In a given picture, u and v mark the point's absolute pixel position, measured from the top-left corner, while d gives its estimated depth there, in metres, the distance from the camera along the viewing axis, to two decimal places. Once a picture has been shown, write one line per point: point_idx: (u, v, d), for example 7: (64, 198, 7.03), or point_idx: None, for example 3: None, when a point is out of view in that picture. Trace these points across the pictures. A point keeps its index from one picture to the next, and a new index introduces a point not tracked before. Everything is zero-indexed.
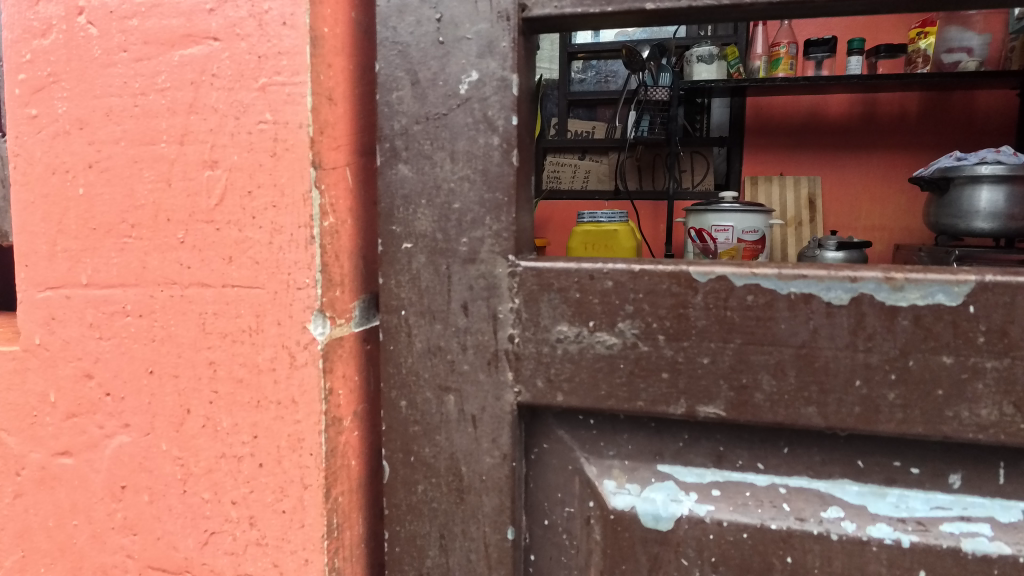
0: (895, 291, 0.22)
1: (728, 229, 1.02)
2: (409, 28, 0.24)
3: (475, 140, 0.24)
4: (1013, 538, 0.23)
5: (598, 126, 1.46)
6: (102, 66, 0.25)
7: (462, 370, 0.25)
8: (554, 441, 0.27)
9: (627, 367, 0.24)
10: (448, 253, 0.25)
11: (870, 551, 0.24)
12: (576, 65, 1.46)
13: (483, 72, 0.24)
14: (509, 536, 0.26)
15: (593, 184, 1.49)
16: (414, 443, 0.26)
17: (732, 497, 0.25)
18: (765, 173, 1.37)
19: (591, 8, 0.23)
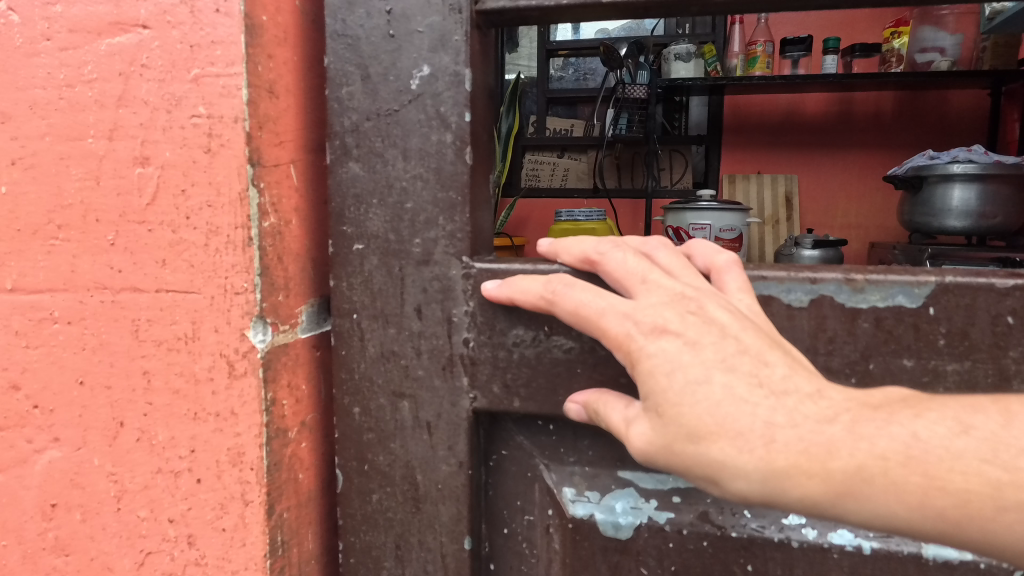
0: (855, 293, 0.23)
1: (706, 228, 1.02)
2: (359, 19, 0.23)
3: (427, 136, 0.23)
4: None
5: (577, 124, 1.46)
6: (25, 56, 0.23)
7: (416, 375, 0.24)
8: (514, 448, 0.26)
9: (586, 371, 0.23)
10: (400, 254, 0.24)
11: (831, 557, 0.24)
12: (555, 63, 1.46)
13: (436, 67, 0.23)
14: (467, 546, 0.25)
15: (572, 182, 1.49)
16: (370, 451, 0.25)
17: (693, 504, 0.25)
18: (742, 172, 1.38)
19: (547, 1, 0.23)
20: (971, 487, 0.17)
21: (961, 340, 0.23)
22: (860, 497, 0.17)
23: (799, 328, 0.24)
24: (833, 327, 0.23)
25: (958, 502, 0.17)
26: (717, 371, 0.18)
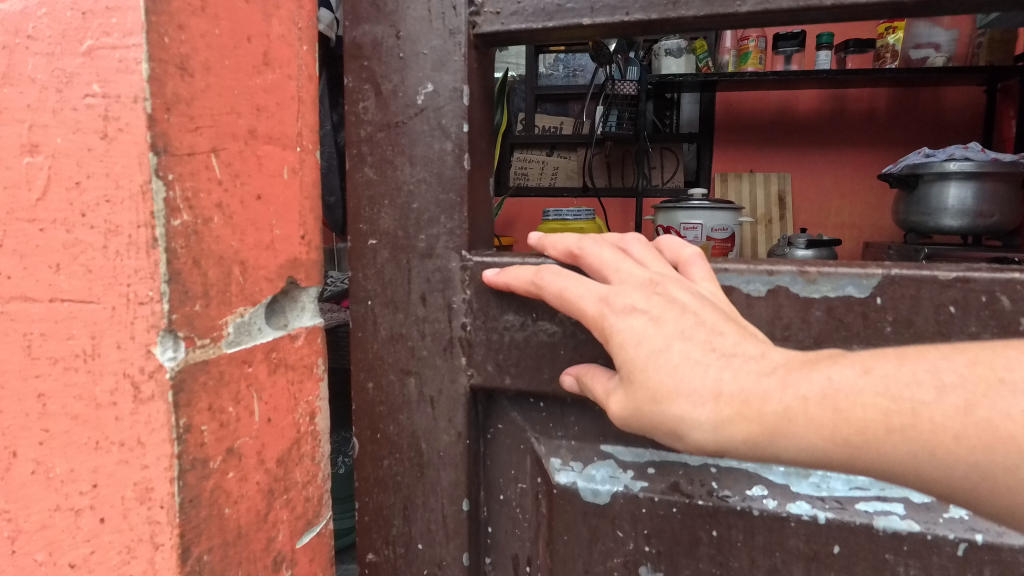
0: (809, 284, 0.26)
1: (698, 227, 1.05)
2: (371, 42, 0.27)
3: (430, 145, 0.26)
4: (923, 517, 0.25)
5: (566, 121, 1.49)
6: None
7: (421, 354, 0.28)
8: (508, 422, 0.30)
9: (568, 353, 0.26)
10: (408, 248, 0.27)
11: (789, 526, 0.26)
12: (546, 59, 1.48)
13: (438, 84, 0.26)
14: (465, 507, 0.28)
15: (561, 181, 1.52)
16: (381, 423, 0.29)
17: (667, 474, 0.28)
18: (734, 170, 1.41)
19: (535, 24, 0.26)
20: (870, 414, 0.19)
21: (905, 327, 0.25)
22: (790, 435, 0.20)
23: (757, 315, 0.27)
24: (788, 314, 0.26)
25: (859, 428, 0.19)
26: (675, 340, 0.21)
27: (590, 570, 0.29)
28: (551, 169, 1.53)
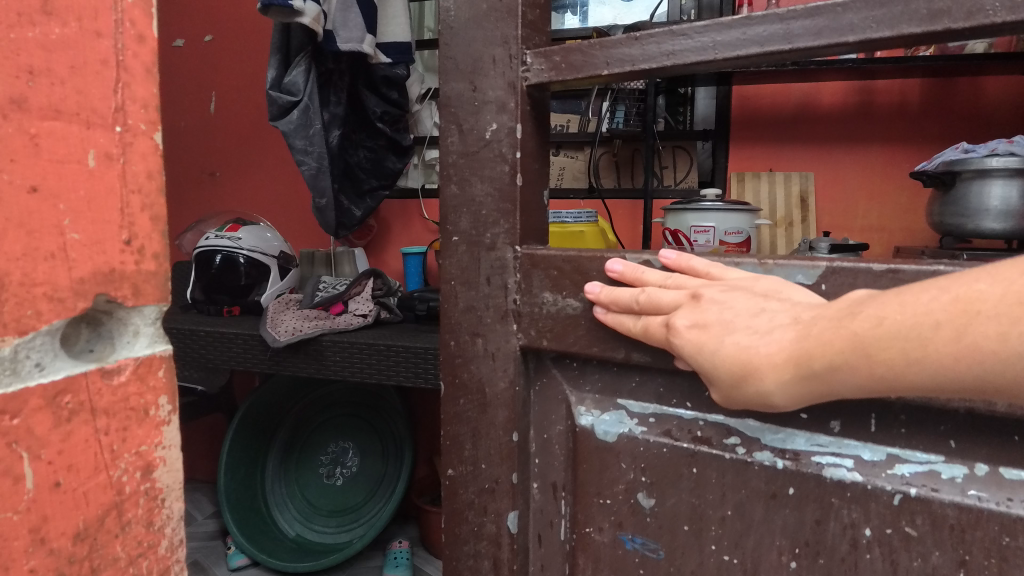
0: (766, 270, 0.39)
1: (711, 229, 1.14)
2: (458, 94, 0.46)
3: (493, 167, 0.45)
4: (867, 471, 0.37)
5: (573, 120, 1.56)
6: None
7: (487, 322, 0.47)
8: (547, 378, 0.48)
9: (585, 320, 0.44)
10: (485, 246, 0.46)
11: (753, 468, 0.40)
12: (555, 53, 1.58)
13: (498, 124, 0.45)
14: (514, 437, 0.47)
15: (568, 181, 1.60)
16: (460, 370, 0.49)
17: (664, 422, 0.43)
18: (750, 169, 1.48)
19: (570, 75, 0.43)
20: (888, 345, 0.30)
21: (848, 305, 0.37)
22: (846, 375, 0.32)
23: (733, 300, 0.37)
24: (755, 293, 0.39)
25: (888, 359, 0.30)
26: (729, 335, 0.35)
27: (601, 493, 0.46)
28: (557, 170, 1.61)
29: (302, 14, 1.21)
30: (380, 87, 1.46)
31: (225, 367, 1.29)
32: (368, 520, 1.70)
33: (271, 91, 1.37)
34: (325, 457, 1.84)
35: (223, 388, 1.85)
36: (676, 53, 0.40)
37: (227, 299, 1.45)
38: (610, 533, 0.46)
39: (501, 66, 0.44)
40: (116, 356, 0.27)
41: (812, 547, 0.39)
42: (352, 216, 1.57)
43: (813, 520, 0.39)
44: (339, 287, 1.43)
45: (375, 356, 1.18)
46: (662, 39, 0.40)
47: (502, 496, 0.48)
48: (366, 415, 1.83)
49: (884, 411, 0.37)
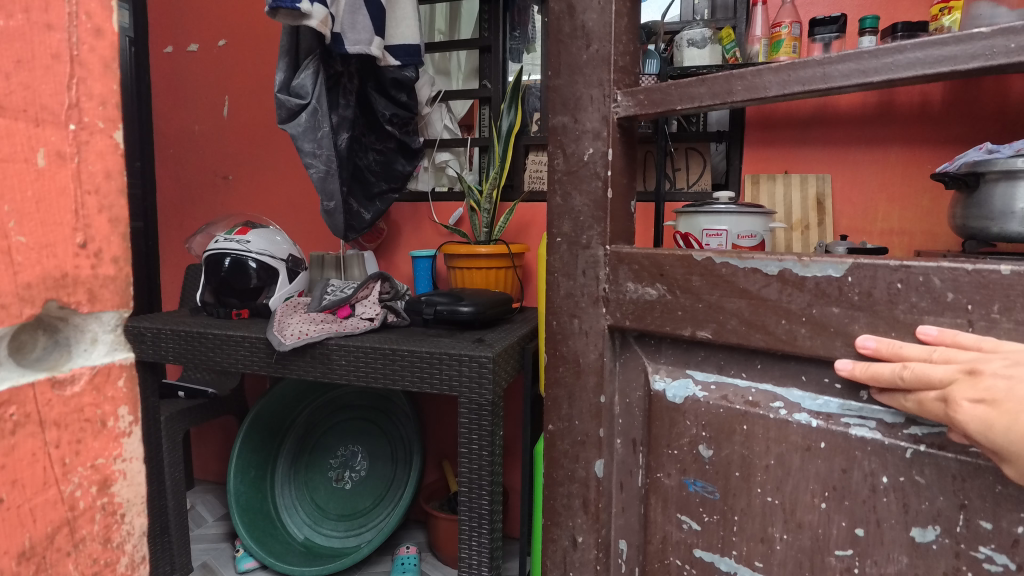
0: (803, 265, 0.44)
1: (723, 233, 1.11)
2: (563, 128, 0.56)
3: (591, 185, 0.55)
4: (890, 432, 0.43)
5: None
6: None
7: (582, 305, 0.57)
8: (631, 351, 0.56)
9: (659, 306, 0.52)
10: (581, 246, 0.56)
11: (793, 425, 0.47)
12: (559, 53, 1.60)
13: (593, 151, 0.55)
14: (603, 398, 0.57)
15: None
16: (559, 345, 0.58)
17: (721, 390, 0.51)
18: (766, 171, 1.45)
19: (650, 109, 0.51)
20: None
21: (867, 301, 0.42)
22: None
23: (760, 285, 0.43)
24: (789, 287, 0.45)
25: None
26: None
27: (671, 444, 0.54)
28: None
29: (309, 17, 1.20)
30: (389, 89, 1.47)
31: (232, 369, 1.29)
32: (375, 525, 1.69)
33: (279, 94, 1.36)
34: (334, 460, 1.84)
35: (234, 391, 1.86)
36: (745, 87, 0.46)
37: (236, 302, 1.47)
38: (676, 478, 0.53)
39: (602, 107, 0.53)
40: (74, 364, 0.30)
41: (839, 490, 0.45)
42: (361, 220, 1.57)
43: (840, 468, 0.45)
44: (348, 290, 1.42)
45: (380, 360, 1.17)
46: (731, 80, 0.47)
47: (591, 447, 0.57)
48: (377, 419, 1.83)
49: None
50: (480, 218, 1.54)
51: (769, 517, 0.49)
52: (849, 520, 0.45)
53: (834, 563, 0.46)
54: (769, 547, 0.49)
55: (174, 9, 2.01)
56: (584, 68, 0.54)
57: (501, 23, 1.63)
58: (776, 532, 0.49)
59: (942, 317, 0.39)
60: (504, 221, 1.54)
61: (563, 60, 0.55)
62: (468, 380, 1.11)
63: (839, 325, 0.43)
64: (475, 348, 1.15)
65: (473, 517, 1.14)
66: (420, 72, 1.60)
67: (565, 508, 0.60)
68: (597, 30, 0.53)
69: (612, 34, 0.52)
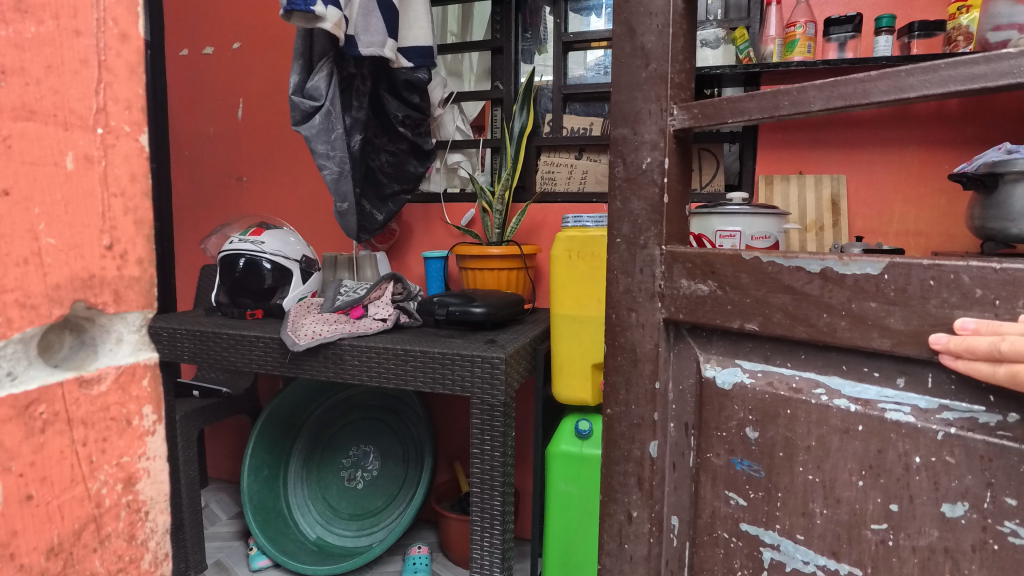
0: (844, 263, 0.42)
1: (737, 233, 1.11)
2: (622, 140, 0.54)
3: (648, 191, 0.53)
4: (921, 416, 0.40)
5: (595, 122, 1.60)
6: None
7: (640, 299, 0.54)
8: (683, 344, 0.53)
9: (705, 299, 0.50)
10: (638, 247, 0.53)
11: (832, 409, 0.44)
12: (572, 55, 1.62)
13: (653, 161, 0.52)
14: (658, 385, 0.54)
15: (590, 185, 1.62)
16: (619, 335, 0.56)
17: (765, 377, 0.48)
18: (780, 172, 1.44)
19: (700, 123, 0.50)
20: None
21: (901, 296, 0.40)
22: None
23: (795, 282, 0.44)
24: (831, 283, 0.43)
25: None
26: None
27: (720, 426, 0.50)
28: (580, 173, 1.63)
29: (325, 19, 1.21)
30: (401, 91, 1.48)
31: (246, 369, 1.30)
32: (388, 525, 1.70)
33: (294, 96, 1.37)
34: (346, 460, 1.85)
35: (247, 390, 1.87)
36: (791, 103, 0.45)
37: (250, 303, 1.48)
38: (724, 457, 0.50)
39: (658, 121, 0.52)
40: (98, 364, 0.30)
41: (874, 469, 0.43)
42: (374, 221, 1.57)
43: (876, 450, 0.42)
44: (360, 291, 1.43)
45: (393, 360, 1.17)
46: (777, 96, 0.45)
47: (648, 429, 0.55)
48: (388, 419, 1.84)
49: (939, 371, 0.40)
50: (492, 219, 1.54)
51: (810, 493, 0.46)
52: (884, 495, 0.42)
53: (870, 535, 0.43)
54: (810, 521, 0.46)
55: (190, 11, 2.03)
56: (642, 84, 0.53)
57: (513, 25, 1.64)
58: (816, 507, 0.46)
59: (971, 310, 0.37)
60: (516, 221, 1.54)
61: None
62: (480, 380, 1.11)
63: (876, 318, 0.41)
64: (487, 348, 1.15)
65: (485, 517, 1.14)
66: (432, 74, 1.60)
67: (620, 485, 0.57)
68: (656, 51, 0.51)
69: (670, 53, 0.51)
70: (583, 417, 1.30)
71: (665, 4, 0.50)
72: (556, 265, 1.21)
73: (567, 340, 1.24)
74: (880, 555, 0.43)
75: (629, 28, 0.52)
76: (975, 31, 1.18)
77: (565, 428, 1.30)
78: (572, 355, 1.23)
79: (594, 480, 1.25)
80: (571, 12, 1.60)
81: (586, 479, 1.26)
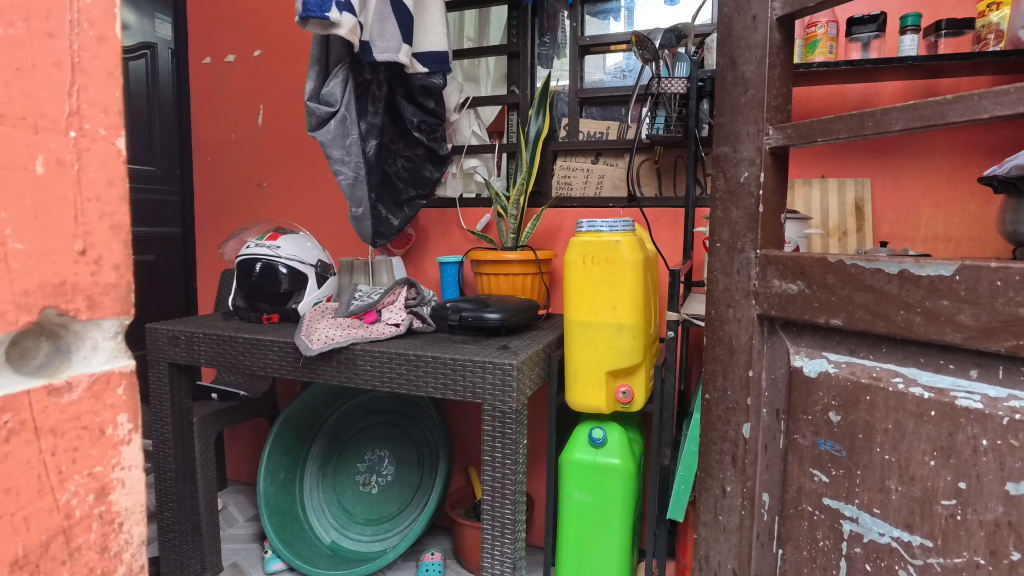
0: (919, 267, 0.53)
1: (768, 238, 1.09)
2: (724, 156, 0.70)
3: (747, 202, 0.68)
4: (990, 405, 0.51)
5: (611, 126, 1.59)
6: None
7: (737, 297, 0.70)
8: (776, 338, 0.68)
9: (800, 297, 0.63)
10: (737, 251, 0.69)
11: (908, 397, 0.56)
12: (590, 60, 1.61)
13: (750, 174, 0.67)
14: (752, 373, 0.69)
15: (606, 189, 1.60)
16: (717, 329, 0.73)
17: (853, 370, 0.60)
18: (805, 176, 1.40)
19: (795, 142, 0.63)
20: None
21: (971, 295, 0.50)
22: None
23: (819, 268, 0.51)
24: (908, 283, 0.54)
25: None
26: None
27: (807, 411, 0.64)
28: (597, 178, 1.61)
29: (340, 26, 1.22)
30: (417, 96, 1.49)
31: (262, 373, 1.31)
32: (401, 530, 1.69)
33: (309, 102, 1.39)
34: (362, 464, 1.86)
35: (266, 394, 1.88)
36: (875, 124, 0.56)
37: (267, 307, 1.50)
38: (810, 438, 0.64)
39: (755, 140, 0.66)
40: (71, 373, 0.28)
41: (945, 451, 0.54)
42: (390, 225, 1.57)
43: (947, 433, 0.53)
44: (376, 295, 1.43)
45: (405, 365, 1.17)
46: (864, 118, 0.57)
47: (741, 412, 0.70)
48: (404, 424, 1.85)
49: (1011, 364, 0.50)
50: (508, 224, 1.53)
51: (886, 471, 0.58)
52: (954, 474, 0.53)
53: (941, 510, 0.54)
54: (886, 496, 0.58)
55: (216, 20, 2.07)
56: (743, 109, 0.67)
57: (530, 29, 1.63)
58: (892, 484, 0.57)
59: None
60: (531, 226, 1.52)
61: (726, 102, 0.69)
62: (492, 387, 1.10)
63: (948, 314, 0.52)
64: (500, 354, 1.14)
65: (496, 526, 1.12)
66: (448, 80, 1.61)
67: (717, 462, 0.74)
68: (754, 79, 0.66)
69: (766, 81, 0.65)
70: (598, 424, 1.27)
71: (763, 40, 0.65)
72: (571, 272, 1.20)
73: (583, 346, 1.21)
74: (948, 528, 0.54)
75: (732, 59, 0.67)
76: (1006, 28, 1.13)
77: (578, 436, 1.27)
78: (587, 361, 1.21)
79: (610, 488, 1.23)
80: (588, 15, 1.60)
81: (602, 487, 1.24)
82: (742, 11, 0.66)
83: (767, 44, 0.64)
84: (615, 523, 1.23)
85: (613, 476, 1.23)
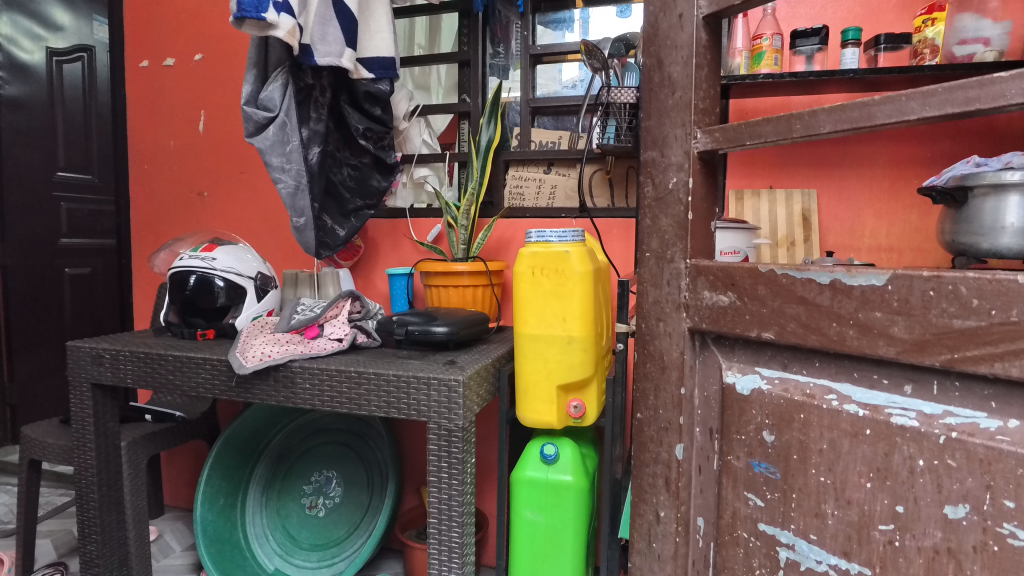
0: (852, 277, 0.52)
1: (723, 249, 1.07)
2: (652, 161, 0.67)
3: (675, 209, 0.65)
4: (925, 423, 0.49)
5: (563, 136, 1.58)
6: None
7: (667, 311, 0.67)
8: (708, 352, 0.66)
9: (731, 310, 0.61)
10: (666, 261, 0.66)
11: (841, 414, 0.54)
12: (541, 70, 1.59)
13: (679, 180, 0.65)
14: (683, 390, 0.66)
15: (558, 200, 1.59)
16: (647, 344, 0.70)
17: (786, 386, 0.59)
18: (751, 187, 1.41)
19: (724, 147, 0.61)
20: None
21: (905, 306, 0.49)
22: None
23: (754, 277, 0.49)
24: (839, 294, 0.53)
25: None
26: None
27: (741, 430, 0.62)
28: (549, 188, 1.60)
29: (277, 27, 1.16)
30: (362, 102, 1.44)
31: (193, 393, 1.23)
32: (348, 555, 1.61)
33: (246, 107, 1.32)
34: (308, 487, 1.77)
35: (204, 414, 1.78)
36: (803, 126, 0.54)
37: (201, 323, 1.41)
38: (744, 460, 0.62)
39: (684, 144, 0.64)
40: None
41: (881, 472, 0.52)
42: (336, 236, 1.49)
43: (883, 453, 0.51)
44: (318, 308, 1.37)
45: (345, 382, 1.11)
46: (791, 121, 0.55)
47: (673, 433, 0.67)
48: (353, 442, 1.77)
49: (944, 380, 0.49)
50: (458, 234, 1.49)
51: (823, 495, 0.56)
52: (891, 497, 0.51)
53: (878, 536, 0.52)
54: (823, 521, 0.56)
55: (151, 21, 1.98)
56: (670, 111, 0.65)
57: (480, 35, 1.60)
58: (828, 508, 0.55)
59: (969, 319, 0.45)
60: (482, 237, 1.48)
61: (654, 105, 0.67)
62: (437, 404, 1.05)
63: (882, 327, 0.50)
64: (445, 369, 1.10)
65: (442, 550, 1.07)
66: (396, 87, 1.56)
67: (650, 486, 0.70)
68: (681, 79, 0.64)
69: (693, 81, 0.63)
70: (549, 441, 1.24)
71: (689, 40, 0.63)
72: (520, 283, 1.16)
73: (533, 359, 1.17)
74: (886, 555, 0.52)
75: (657, 60, 0.66)
76: (941, 44, 1.16)
77: (530, 453, 1.23)
78: (538, 376, 1.17)
79: (561, 507, 1.19)
80: (540, 25, 1.58)
81: (554, 506, 1.19)
82: (667, 10, 0.65)
83: (693, 43, 0.62)
84: (568, 542, 1.19)
85: (564, 494, 1.19)
